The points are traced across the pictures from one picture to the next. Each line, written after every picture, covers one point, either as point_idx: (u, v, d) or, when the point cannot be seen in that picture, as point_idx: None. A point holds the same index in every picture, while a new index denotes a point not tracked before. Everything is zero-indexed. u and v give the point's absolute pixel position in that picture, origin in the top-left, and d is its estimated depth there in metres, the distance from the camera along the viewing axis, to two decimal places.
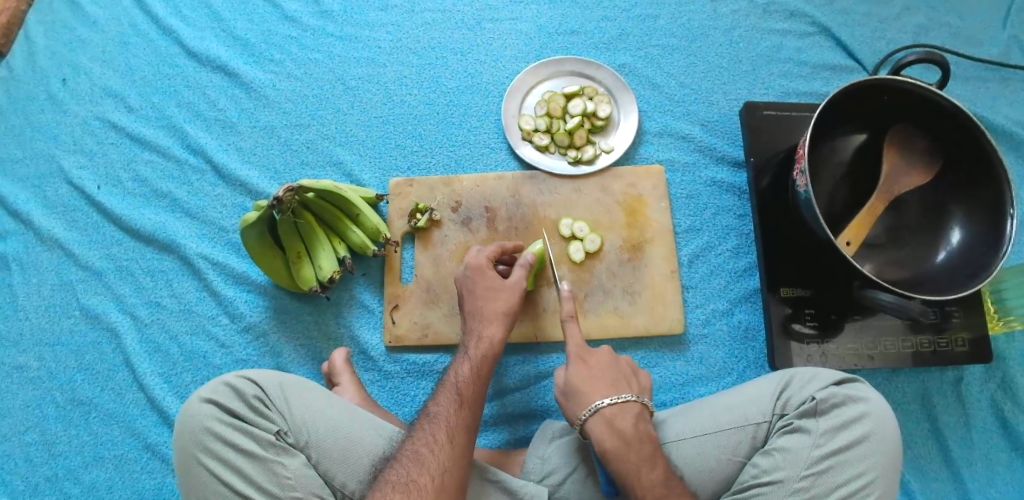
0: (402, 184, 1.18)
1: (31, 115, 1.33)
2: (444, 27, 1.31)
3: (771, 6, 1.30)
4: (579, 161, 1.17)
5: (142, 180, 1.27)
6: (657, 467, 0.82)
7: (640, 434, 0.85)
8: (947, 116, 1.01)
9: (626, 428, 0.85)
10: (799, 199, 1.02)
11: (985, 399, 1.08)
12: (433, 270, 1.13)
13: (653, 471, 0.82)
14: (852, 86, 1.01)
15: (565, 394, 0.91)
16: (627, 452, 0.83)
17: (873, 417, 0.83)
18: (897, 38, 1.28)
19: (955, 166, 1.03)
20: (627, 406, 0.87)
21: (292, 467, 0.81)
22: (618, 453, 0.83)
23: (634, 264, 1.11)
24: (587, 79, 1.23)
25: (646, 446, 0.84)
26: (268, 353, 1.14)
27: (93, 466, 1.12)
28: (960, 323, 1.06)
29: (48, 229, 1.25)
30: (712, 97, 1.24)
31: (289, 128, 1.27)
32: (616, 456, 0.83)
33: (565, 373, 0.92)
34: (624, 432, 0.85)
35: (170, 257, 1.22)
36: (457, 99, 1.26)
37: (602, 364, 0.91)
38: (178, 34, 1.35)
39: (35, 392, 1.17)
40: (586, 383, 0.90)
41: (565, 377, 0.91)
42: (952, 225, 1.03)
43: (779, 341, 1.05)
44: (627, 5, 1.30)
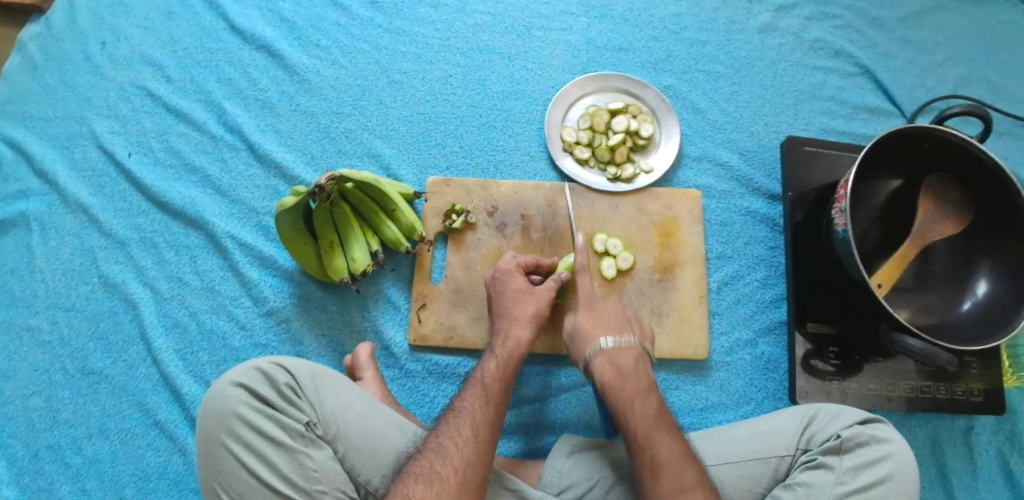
0: (440, 183, 1.18)
1: (67, 76, 1.31)
2: (493, 30, 1.31)
3: (817, 43, 1.32)
4: (618, 179, 1.18)
5: (174, 152, 1.25)
6: (652, 397, 0.88)
7: (656, 411, 0.86)
8: (985, 170, 1.01)
9: (642, 404, 0.87)
10: (835, 239, 1.04)
11: (992, 450, 1.09)
12: (464, 272, 1.13)
13: (646, 402, 0.87)
14: (894, 132, 1.01)
15: (573, 337, 0.97)
16: (624, 382, 0.90)
17: (896, 459, 0.84)
18: (937, 86, 1.30)
19: (987, 219, 1.04)
20: (628, 348, 0.93)
21: (319, 460, 0.82)
22: (616, 384, 0.89)
23: (664, 286, 1.12)
24: (632, 97, 1.25)
25: (660, 423, 0.85)
26: (290, 340, 1.13)
27: (98, 437, 1.09)
28: (976, 374, 1.07)
29: (74, 191, 1.22)
30: (752, 128, 1.25)
31: (329, 115, 1.26)
32: (614, 387, 0.89)
33: (575, 318, 0.98)
34: (639, 407, 0.87)
35: (196, 233, 1.20)
36: (501, 103, 1.26)
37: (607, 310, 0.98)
38: (224, 10, 1.34)
39: (44, 356, 1.14)
40: (591, 325, 0.96)
41: (574, 322, 0.98)
42: (979, 276, 1.04)
43: (801, 376, 1.06)
44: (676, 29, 1.32)
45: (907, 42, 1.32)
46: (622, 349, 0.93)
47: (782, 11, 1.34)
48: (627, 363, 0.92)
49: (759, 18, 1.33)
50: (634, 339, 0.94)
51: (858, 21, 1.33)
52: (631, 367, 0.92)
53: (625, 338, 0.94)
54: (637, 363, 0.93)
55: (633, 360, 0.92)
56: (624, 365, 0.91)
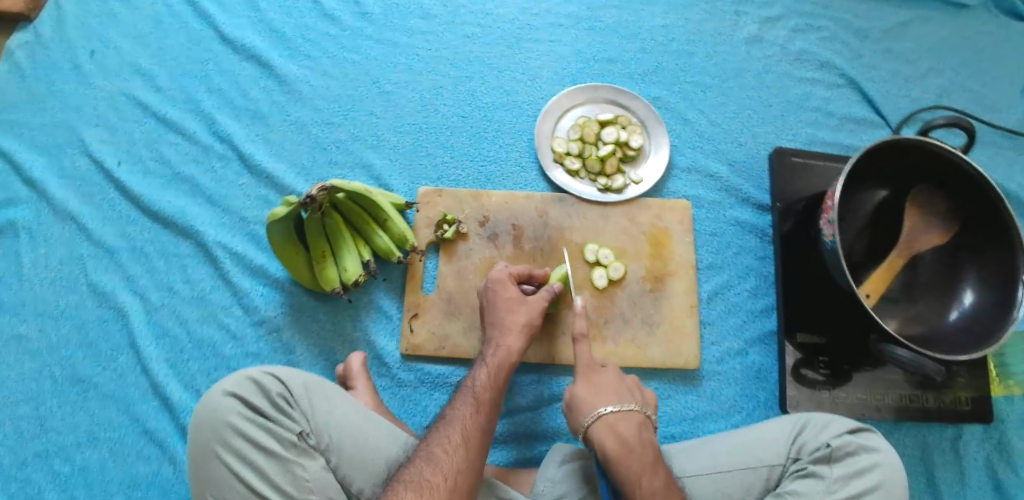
0: (432, 192, 1.18)
1: (56, 84, 1.30)
2: (484, 41, 1.32)
3: (803, 55, 1.34)
4: (609, 189, 1.19)
5: (164, 161, 1.25)
6: (658, 475, 0.83)
7: (644, 443, 0.85)
8: (970, 182, 1.03)
9: (627, 433, 0.85)
10: (823, 249, 1.05)
11: (980, 458, 1.10)
12: (456, 282, 1.13)
13: (653, 481, 0.82)
14: (879, 144, 1.03)
15: (570, 406, 0.92)
16: (627, 458, 0.83)
17: (885, 467, 0.85)
18: (921, 97, 1.32)
19: (972, 230, 1.05)
20: (631, 414, 0.88)
21: (311, 470, 0.82)
22: (618, 459, 0.83)
23: (655, 295, 1.13)
24: (622, 108, 1.26)
25: (648, 454, 0.84)
26: (281, 349, 1.12)
27: (86, 447, 1.08)
28: (963, 383, 1.08)
29: (62, 200, 1.22)
30: (741, 139, 1.27)
31: (321, 125, 1.26)
32: (617, 461, 0.83)
33: (573, 387, 0.93)
34: (629, 442, 0.85)
35: (187, 242, 1.20)
36: (493, 114, 1.27)
37: (607, 379, 0.92)
38: (215, 19, 1.34)
39: (32, 365, 1.13)
40: (591, 394, 0.91)
41: (573, 391, 0.93)
42: (965, 286, 1.05)
43: (791, 385, 1.06)
44: (665, 40, 1.34)
45: (891, 54, 1.35)
46: (624, 414, 0.88)
47: (769, 24, 1.36)
48: (631, 433, 0.86)
49: (746, 30, 1.35)
50: (636, 405, 0.89)
51: (844, 34, 1.36)
52: (635, 437, 0.85)
53: (627, 404, 0.89)
54: (642, 432, 0.87)
55: (636, 428, 0.86)
56: (628, 436, 0.85)
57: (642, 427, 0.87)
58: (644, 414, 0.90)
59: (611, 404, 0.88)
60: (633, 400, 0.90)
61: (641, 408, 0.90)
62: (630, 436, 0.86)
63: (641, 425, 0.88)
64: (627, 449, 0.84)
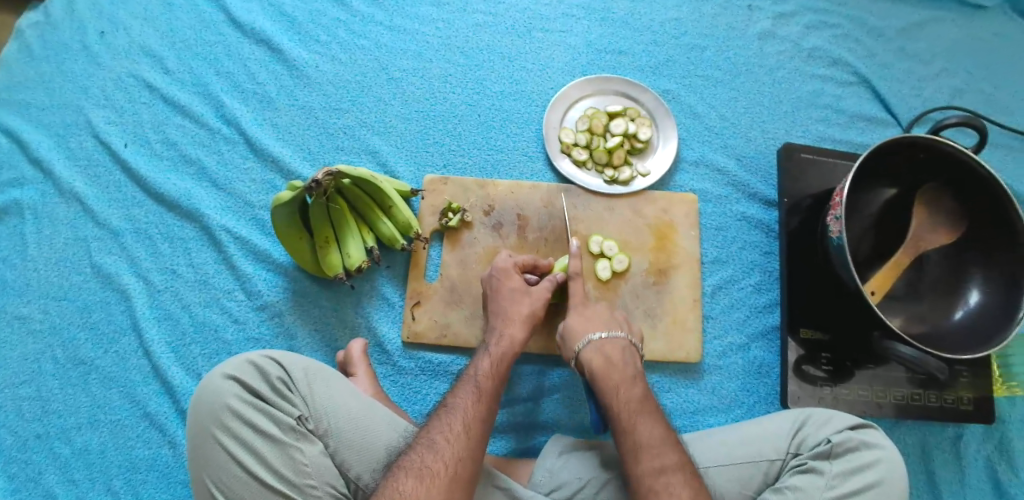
0: (437, 181, 1.18)
1: (64, 64, 1.30)
2: (494, 30, 1.32)
3: (815, 51, 1.32)
4: (615, 181, 1.18)
5: (171, 144, 1.25)
6: (653, 419, 0.86)
7: (635, 387, 0.89)
8: (980, 181, 1.02)
9: (618, 377, 0.90)
10: (829, 245, 1.05)
11: (981, 459, 1.09)
12: (459, 271, 1.13)
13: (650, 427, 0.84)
14: (888, 142, 1.02)
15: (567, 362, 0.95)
16: (617, 394, 0.88)
17: (885, 464, 0.84)
18: (933, 97, 1.31)
19: (979, 229, 1.04)
20: (620, 362, 0.92)
21: (310, 455, 0.82)
22: (610, 397, 0.87)
23: (658, 288, 1.12)
24: (631, 100, 1.25)
25: (639, 400, 0.88)
26: (283, 334, 1.13)
27: (88, 428, 1.08)
28: (966, 383, 1.07)
29: (68, 181, 1.22)
30: (750, 134, 1.26)
31: (327, 111, 1.26)
32: (609, 400, 0.87)
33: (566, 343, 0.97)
34: (619, 383, 0.89)
35: (192, 225, 1.19)
36: (500, 103, 1.27)
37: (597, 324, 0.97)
38: (224, 2, 1.34)
39: (36, 345, 1.13)
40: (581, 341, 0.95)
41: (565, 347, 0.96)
42: (971, 285, 1.04)
43: (792, 381, 1.06)
44: (676, 33, 1.33)
45: (904, 52, 1.33)
46: (611, 340, 0.94)
47: (782, 19, 1.34)
48: (616, 355, 0.92)
49: (759, 25, 1.34)
50: (627, 356, 0.92)
51: (857, 30, 1.34)
52: (625, 382, 0.89)
53: (617, 352, 0.93)
54: (632, 380, 0.90)
55: (621, 351, 0.93)
56: (613, 355, 0.92)
57: (635, 375, 0.91)
58: (629, 341, 0.96)
59: (597, 336, 0.94)
60: (622, 328, 0.96)
61: (631, 357, 0.94)
62: (622, 382, 0.90)
63: (626, 350, 0.94)
64: (611, 365, 0.91)
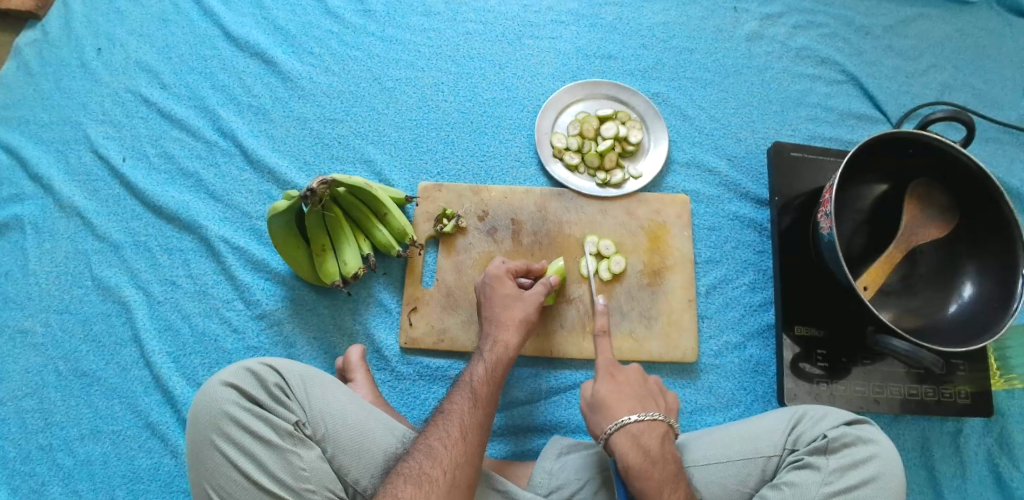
0: (431, 188, 1.19)
1: (63, 81, 1.32)
2: (484, 38, 1.33)
3: (803, 51, 1.34)
4: (607, 184, 1.19)
5: (168, 156, 1.27)
6: (679, 487, 0.83)
7: (666, 455, 0.85)
8: (972, 176, 1.02)
9: (652, 447, 0.85)
10: (821, 243, 1.05)
11: (981, 453, 1.09)
12: (454, 276, 1.14)
13: (674, 493, 0.82)
14: (877, 138, 1.03)
15: (592, 409, 0.91)
16: (651, 467, 0.83)
17: (881, 459, 0.84)
18: (922, 93, 1.32)
19: (972, 223, 1.05)
20: (654, 425, 0.87)
21: (308, 459, 0.83)
22: (642, 469, 0.83)
23: (653, 289, 1.13)
24: (621, 104, 1.27)
25: (669, 467, 0.84)
26: (282, 342, 1.13)
27: (90, 439, 1.09)
28: (964, 377, 1.07)
29: (68, 196, 1.23)
30: (740, 134, 1.27)
31: (322, 121, 1.28)
32: (640, 472, 0.82)
33: (594, 389, 0.92)
34: (652, 452, 0.84)
35: (190, 236, 1.21)
36: (493, 110, 1.28)
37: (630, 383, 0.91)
38: (219, 17, 1.36)
39: (38, 358, 1.14)
40: (613, 399, 0.90)
41: (594, 393, 0.91)
42: (965, 279, 1.05)
43: (789, 378, 1.07)
44: (664, 37, 1.34)
45: (891, 50, 1.35)
46: (647, 424, 0.87)
47: (769, 20, 1.36)
48: (653, 444, 0.85)
49: (746, 27, 1.35)
50: (660, 416, 0.88)
51: (844, 30, 1.36)
52: (658, 451, 0.85)
53: (650, 413, 0.88)
54: (663, 444, 0.86)
55: (655, 433, 0.86)
56: (652, 448, 0.85)
57: (666, 439, 0.87)
58: (667, 423, 0.89)
59: (634, 414, 0.87)
60: (655, 406, 0.90)
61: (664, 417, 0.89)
62: (654, 449, 0.85)
63: (663, 437, 0.87)
64: (650, 461, 0.83)
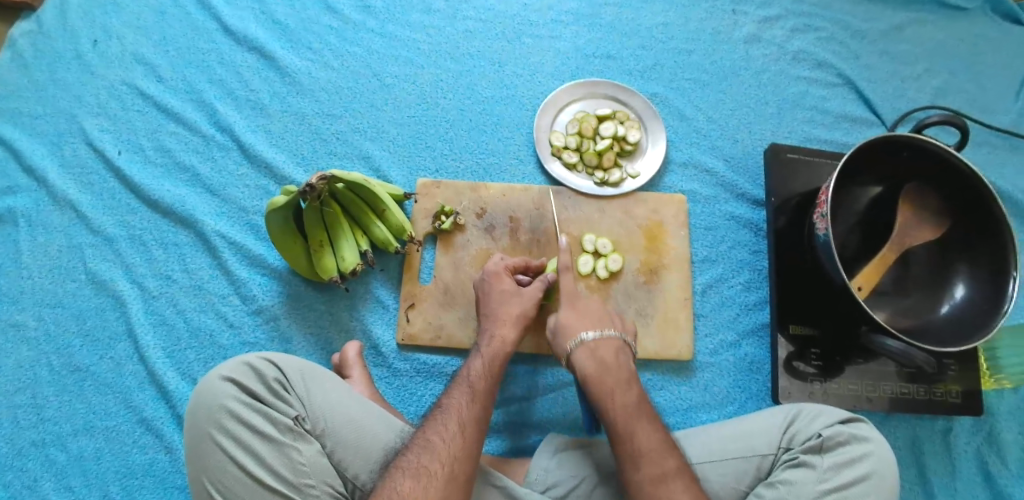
0: (430, 184, 1.19)
1: (57, 73, 1.31)
2: (484, 36, 1.34)
3: (800, 54, 1.35)
4: (606, 183, 1.20)
5: (165, 150, 1.26)
6: (633, 390, 0.92)
7: (620, 364, 0.94)
8: (963, 178, 1.04)
9: (607, 356, 0.95)
10: (817, 242, 1.06)
11: (970, 451, 1.10)
12: (452, 273, 1.14)
13: (627, 395, 0.91)
14: (872, 141, 1.04)
15: (555, 333, 1.00)
16: (605, 374, 0.93)
17: (874, 457, 0.85)
18: (916, 97, 1.33)
19: (963, 225, 1.07)
20: (609, 340, 0.96)
21: (307, 454, 0.83)
22: (597, 376, 0.93)
23: (650, 288, 1.14)
24: (620, 104, 1.27)
25: (623, 374, 0.93)
26: (278, 338, 1.13)
27: (82, 434, 1.08)
28: (954, 376, 1.09)
29: (63, 189, 1.22)
30: (737, 135, 1.28)
31: (320, 117, 1.27)
32: (596, 378, 0.93)
33: (556, 316, 1.02)
34: (607, 362, 0.94)
35: (187, 231, 1.20)
36: (492, 108, 1.28)
37: (590, 308, 1.01)
38: (217, 11, 1.35)
39: (30, 352, 1.13)
40: (573, 321, 0.99)
41: (556, 319, 1.01)
42: (956, 280, 1.06)
43: (783, 377, 1.07)
44: (663, 38, 1.35)
45: (887, 54, 1.36)
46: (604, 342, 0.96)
47: (766, 23, 1.37)
48: (608, 355, 0.95)
49: (744, 29, 1.36)
50: (615, 332, 0.97)
51: (840, 33, 1.37)
52: (613, 361, 0.94)
53: (607, 330, 0.97)
54: (618, 356, 0.96)
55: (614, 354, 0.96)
56: (607, 358, 0.95)
57: (621, 352, 0.96)
58: (622, 340, 0.98)
59: (591, 330, 0.96)
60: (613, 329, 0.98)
61: (620, 334, 0.98)
62: (610, 359, 0.95)
63: (618, 350, 0.97)
64: (604, 367, 0.94)
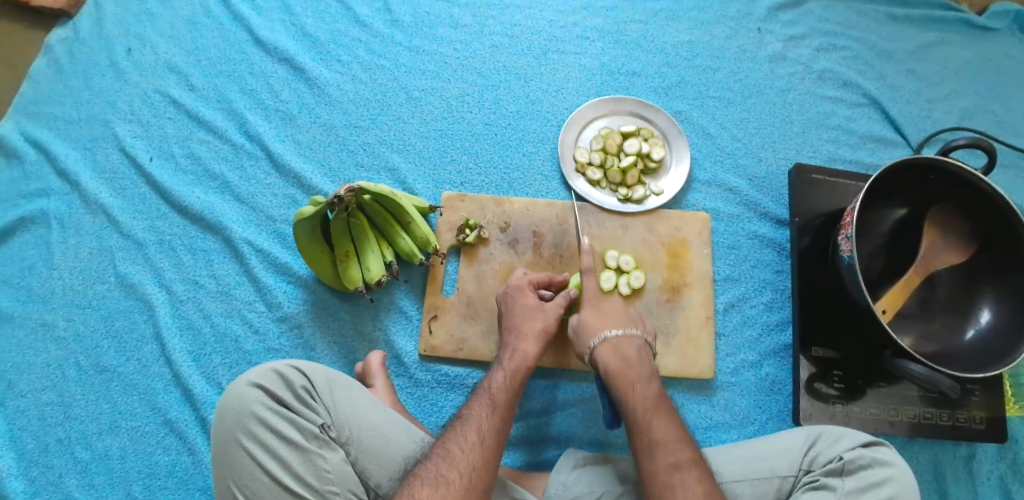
0: (455, 197, 1.21)
1: (93, 80, 1.35)
2: (510, 51, 1.35)
3: (825, 73, 1.35)
4: (629, 200, 1.20)
5: (195, 158, 1.28)
6: (694, 469, 0.83)
7: (678, 441, 0.85)
8: (990, 203, 1.02)
9: (664, 432, 0.86)
10: (841, 264, 1.06)
11: (993, 479, 1.09)
12: (475, 286, 1.15)
13: (688, 477, 0.82)
14: (899, 164, 1.03)
15: (607, 410, 0.93)
16: (663, 453, 0.84)
17: (898, 481, 0.84)
18: (942, 118, 1.33)
19: (991, 249, 1.05)
20: (661, 415, 0.88)
21: (332, 462, 0.84)
22: (654, 456, 0.84)
23: (671, 305, 1.14)
24: (645, 121, 1.28)
25: (681, 451, 0.84)
26: (302, 345, 1.15)
27: (108, 434, 1.11)
28: (978, 402, 1.08)
29: (95, 193, 1.25)
30: (761, 154, 1.28)
31: (348, 128, 1.29)
32: (653, 460, 0.84)
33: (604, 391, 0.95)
34: (664, 438, 0.85)
35: (214, 237, 1.22)
36: (517, 122, 1.30)
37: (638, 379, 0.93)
38: (248, 22, 1.38)
39: (59, 352, 1.16)
40: (621, 395, 0.92)
41: (604, 394, 0.95)
42: (982, 305, 1.05)
43: (804, 399, 1.07)
44: (688, 55, 1.36)
45: (913, 75, 1.36)
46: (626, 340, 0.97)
47: (792, 42, 1.37)
48: (665, 431, 0.86)
49: (769, 47, 1.37)
50: (668, 404, 0.90)
51: (866, 53, 1.37)
52: (670, 435, 0.86)
53: (660, 403, 0.90)
54: (675, 430, 0.87)
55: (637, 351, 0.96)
56: (664, 434, 0.86)
57: (677, 426, 0.88)
58: (676, 413, 0.90)
59: (643, 402, 0.89)
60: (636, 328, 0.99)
61: (673, 407, 0.90)
62: (667, 435, 0.86)
63: (674, 425, 0.88)
64: (661, 445, 0.85)
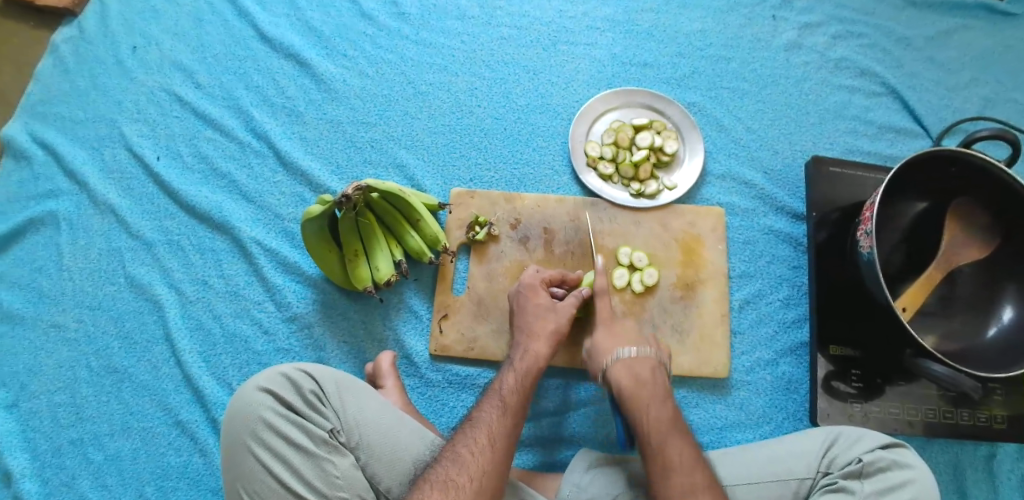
0: (464, 194, 1.19)
1: (98, 78, 1.33)
2: (519, 44, 1.32)
3: (843, 62, 1.32)
4: (641, 195, 1.18)
5: (202, 156, 1.27)
6: (667, 405, 0.91)
7: (656, 381, 0.93)
8: (1014, 196, 1.00)
9: (643, 372, 0.94)
10: (860, 260, 1.04)
11: (1014, 478, 1.07)
12: (486, 284, 1.14)
13: (662, 409, 0.90)
14: (918, 157, 1.00)
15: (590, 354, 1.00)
16: (640, 390, 0.92)
17: (918, 484, 0.82)
18: (962, 108, 1.29)
19: (1015, 244, 1.03)
20: (643, 359, 0.95)
21: (341, 467, 0.83)
22: (633, 392, 0.92)
23: (686, 302, 1.12)
24: (657, 113, 1.25)
25: (657, 390, 0.92)
26: (312, 346, 1.14)
27: (120, 435, 1.11)
28: (1000, 401, 1.05)
29: (102, 193, 1.24)
30: (777, 146, 1.25)
31: (355, 124, 1.27)
32: (631, 395, 0.91)
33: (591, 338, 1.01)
34: (643, 379, 0.93)
35: (223, 237, 1.21)
36: (526, 117, 1.27)
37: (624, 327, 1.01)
38: (254, 17, 1.36)
39: (70, 353, 1.15)
40: (607, 340, 0.99)
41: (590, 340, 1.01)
42: (1005, 302, 1.03)
43: (821, 398, 1.05)
44: (702, 45, 1.33)
45: (934, 63, 1.32)
46: (640, 359, 0.96)
47: (809, 30, 1.34)
48: (645, 373, 0.94)
49: (785, 36, 1.33)
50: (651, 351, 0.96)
51: (885, 41, 1.33)
52: (649, 376, 0.94)
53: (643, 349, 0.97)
54: (655, 373, 0.95)
55: (650, 370, 0.95)
56: (643, 375, 0.94)
57: (657, 370, 0.95)
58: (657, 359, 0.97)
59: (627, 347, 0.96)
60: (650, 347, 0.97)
61: (655, 353, 0.97)
62: (645, 376, 0.94)
63: (654, 369, 0.96)
64: (640, 384, 0.93)
